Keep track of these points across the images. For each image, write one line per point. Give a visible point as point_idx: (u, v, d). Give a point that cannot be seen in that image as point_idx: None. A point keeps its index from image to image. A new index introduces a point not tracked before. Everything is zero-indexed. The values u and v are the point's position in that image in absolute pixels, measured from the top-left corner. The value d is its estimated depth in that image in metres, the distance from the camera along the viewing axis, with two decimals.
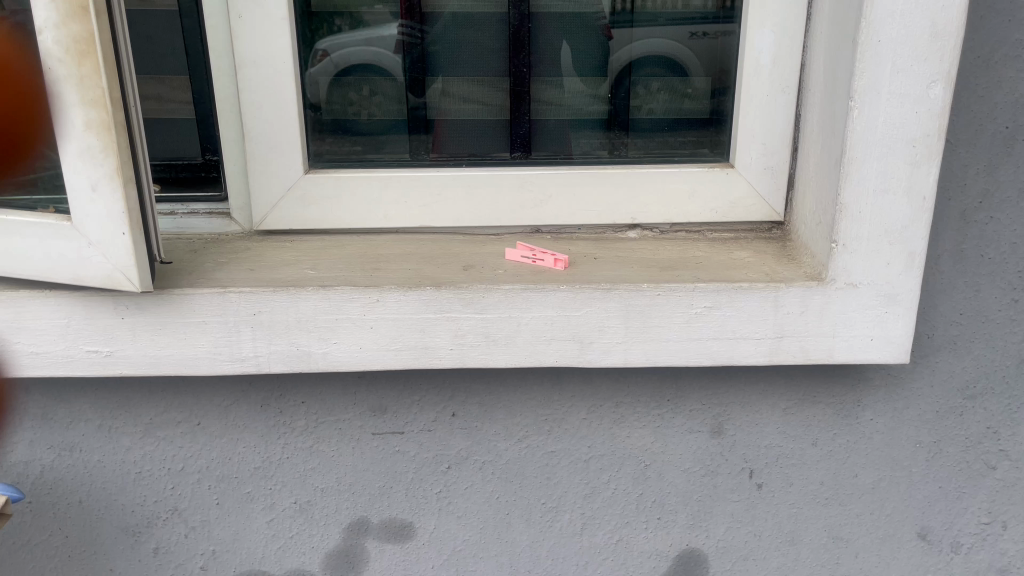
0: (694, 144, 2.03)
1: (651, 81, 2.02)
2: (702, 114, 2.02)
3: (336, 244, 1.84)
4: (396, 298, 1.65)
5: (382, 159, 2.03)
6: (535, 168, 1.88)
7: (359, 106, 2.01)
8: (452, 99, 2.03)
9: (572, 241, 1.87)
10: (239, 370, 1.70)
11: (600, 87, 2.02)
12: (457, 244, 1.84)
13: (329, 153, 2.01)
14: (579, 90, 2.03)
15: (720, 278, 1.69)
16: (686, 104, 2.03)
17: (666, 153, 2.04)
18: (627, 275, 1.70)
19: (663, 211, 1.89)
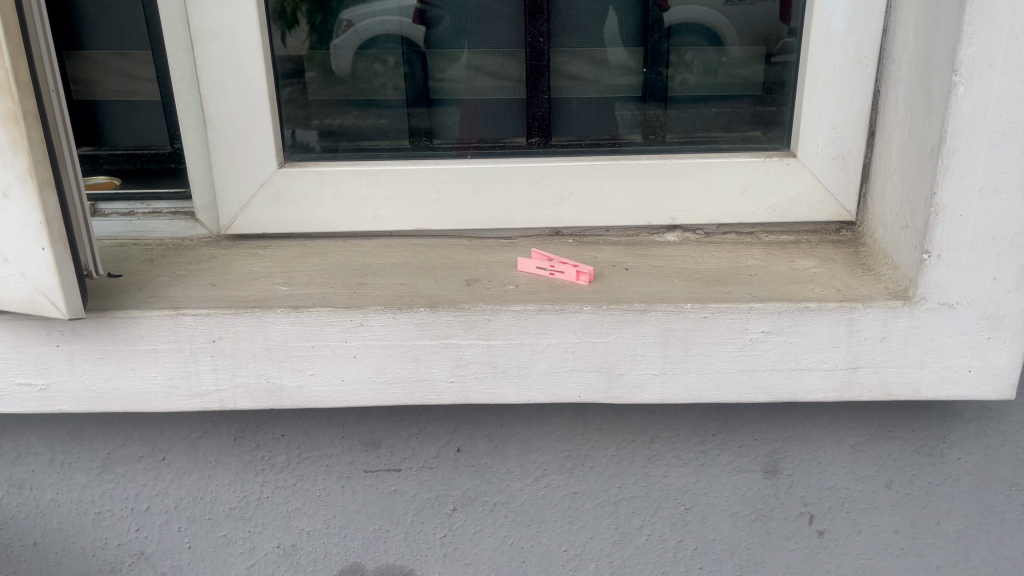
0: (744, 128, 1.71)
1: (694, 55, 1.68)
2: (756, 91, 1.69)
3: (317, 252, 1.55)
4: (384, 322, 1.36)
5: (376, 148, 1.73)
6: (555, 159, 1.57)
7: (349, 86, 1.71)
8: (459, 76, 1.71)
9: (598, 246, 1.56)
10: (200, 406, 1.42)
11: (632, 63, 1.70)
12: (461, 251, 1.55)
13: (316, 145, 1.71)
14: (610, 63, 1.70)
15: (781, 296, 1.37)
16: (736, 78, 1.69)
17: (712, 138, 1.72)
18: (665, 291, 1.40)
19: (709, 211, 1.56)
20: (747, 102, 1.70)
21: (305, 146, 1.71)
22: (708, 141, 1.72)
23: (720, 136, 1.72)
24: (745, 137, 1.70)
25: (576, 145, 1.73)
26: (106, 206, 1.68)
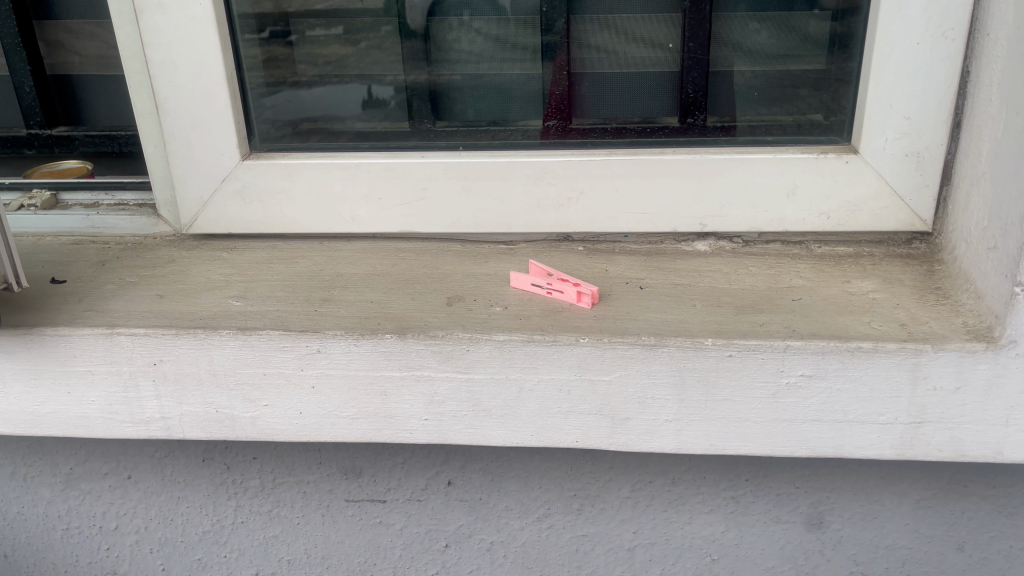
0: (804, 113, 1.41)
1: (742, 23, 1.38)
2: (818, 66, 1.38)
3: (287, 256, 1.35)
4: (344, 349, 1.15)
5: (371, 134, 1.49)
6: (562, 150, 1.32)
7: (344, 61, 1.47)
8: (460, 49, 1.45)
9: (614, 256, 1.31)
10: (145, 435, 1.25)
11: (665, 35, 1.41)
12: (449, 259, 1.32)
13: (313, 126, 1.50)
14: (640, 35, 1.41)
15: (827, 332, 1.11)
16: (799, 51, 1.39)
17: (765, 126, 1.43)
18: (683, 320, 1.15)
19: (749, 217, 1.29)
20: (811, 81, 1.40)
21: (384, 102, 1.50)
22: (761, 128, 1.43)
23: (774, 122, 1.43)
24: (802, 123, 1.41)
25: (598, 133, 1.46)
26: (69, 195, 1.51)
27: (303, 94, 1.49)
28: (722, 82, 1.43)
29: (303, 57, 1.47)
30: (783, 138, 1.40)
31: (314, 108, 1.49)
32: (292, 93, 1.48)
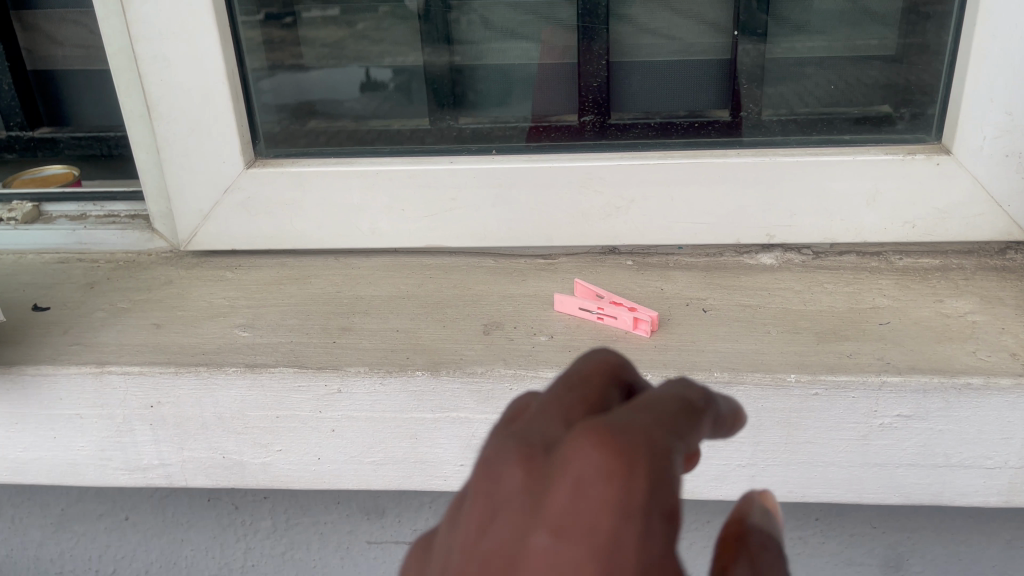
0: (906, 107, 1.14)
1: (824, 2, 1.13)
2: (922, 50, 1.11)
3: (298, 276, 1.20)
4: (369, 389, 1.01)
5: (372, 134, 1.26)
6: (609, 153, 1.16)
7: (341, 44, 1.23)
8: (479, 35, 1.21)
9: (668, 273, 1.16)
10: (143, 483, 1.10)
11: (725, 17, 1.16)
12: (482, 277, 1.17)
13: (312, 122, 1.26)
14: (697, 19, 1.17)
15: (927, 366, 0.96)
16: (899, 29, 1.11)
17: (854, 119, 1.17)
18: (758, 352, 1.00)
19: (823, 227, 1.14)
20: (912, 66, 1.12)
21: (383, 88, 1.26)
22: (847, 125, 1.17)
23: (864, 117, 1.16)
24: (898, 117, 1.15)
25: (642, 132, 1.21)
26: (53, 206, 1.35)
27: (292, 82, 1.24)
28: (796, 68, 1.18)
29: (289, 42, 1.22)
30: (872, 136, 1.15)
31: (303, 97, 1.25)
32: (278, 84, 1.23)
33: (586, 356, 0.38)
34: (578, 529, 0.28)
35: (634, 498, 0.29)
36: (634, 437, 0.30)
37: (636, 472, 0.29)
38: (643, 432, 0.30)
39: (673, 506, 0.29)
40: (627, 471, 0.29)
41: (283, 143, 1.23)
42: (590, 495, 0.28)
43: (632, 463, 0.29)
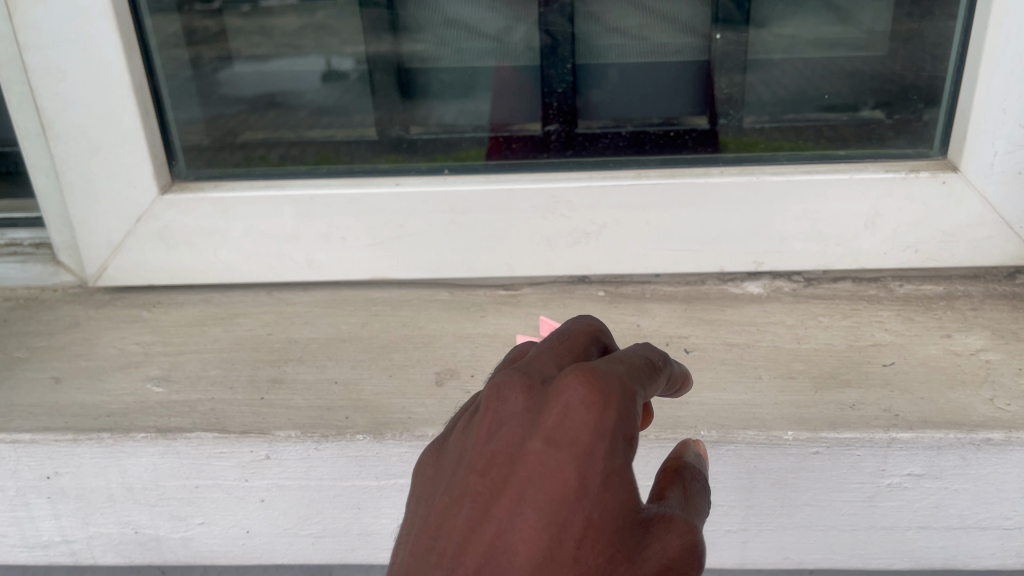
0: (893, 98, 1.01)
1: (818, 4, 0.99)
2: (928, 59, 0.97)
3: (226, 315, 1.05)
4: (302, 455, 0.87)
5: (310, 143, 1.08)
6: (576, 172, 1.03)
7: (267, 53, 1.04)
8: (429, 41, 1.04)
9: (644, 306, 1.04)
10: (44, 561, 0.95)
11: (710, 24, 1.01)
12: (436, 313, 1.04)
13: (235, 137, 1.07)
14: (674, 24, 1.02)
15: (941, 418, 0.84)
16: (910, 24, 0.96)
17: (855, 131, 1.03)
18: (749, 403, 0.87)
19: (815, 253, 1.03)
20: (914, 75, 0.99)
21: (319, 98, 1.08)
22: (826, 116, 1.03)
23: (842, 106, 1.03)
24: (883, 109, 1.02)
25: (613, 144, 1.06)
26: None
27: (215, 85, 1.05)
28: (791, 67, 1.02)
29: (209, 39, 1.03)
30: (866, 143, 1.02)
31: (225, 100, 1.07)
32: (197, 90, 1.05)
33: (576, 319, 0.56)
34: (566, 437, 0.42)
35: (607, 422, 0.43)
36: (612, 379, 0.45)
37: (610, 413, 0.43)
38: (618, 380, 0.46)
39: (632, 432, 0.44)
40: (606, 400, 0.43)
41: (205, 161, 1.07)
42: (576, 420, 0.43)
43: (608, 396, 0.44)
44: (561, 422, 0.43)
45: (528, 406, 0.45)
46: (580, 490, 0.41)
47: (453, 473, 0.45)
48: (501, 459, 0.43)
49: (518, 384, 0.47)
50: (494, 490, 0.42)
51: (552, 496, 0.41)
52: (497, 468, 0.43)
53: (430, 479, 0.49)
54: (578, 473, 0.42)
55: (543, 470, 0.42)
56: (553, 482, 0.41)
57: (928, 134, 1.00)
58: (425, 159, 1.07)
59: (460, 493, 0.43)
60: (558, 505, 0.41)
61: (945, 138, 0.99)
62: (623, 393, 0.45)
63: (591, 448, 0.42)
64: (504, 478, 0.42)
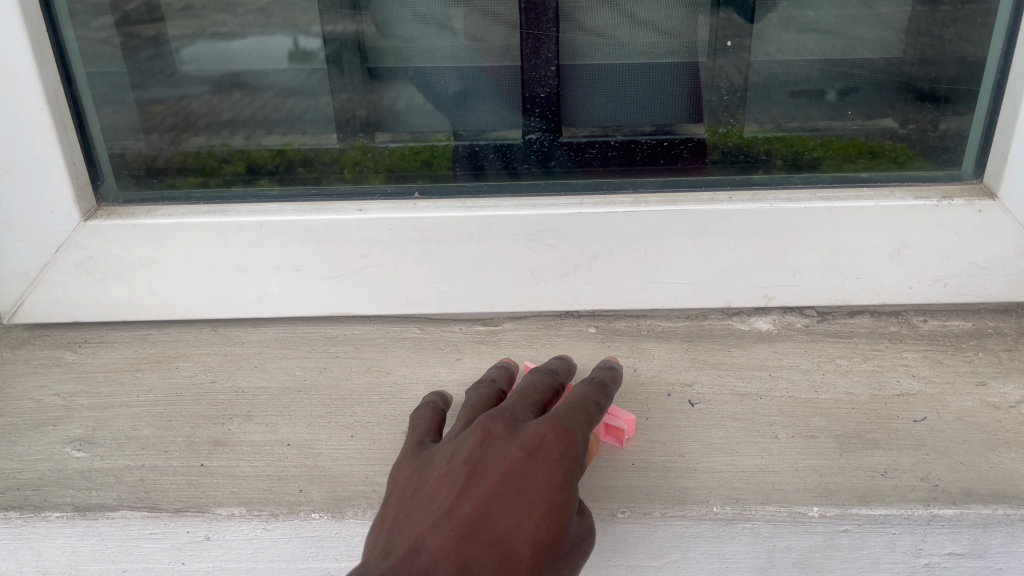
0: (864, 82, 0.90)
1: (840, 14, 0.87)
2: (964, 75, 0.85)
3: (164, 358, 0.92)
4: (249, 536, 0.74)
5: (260, 150, 0.94)
6: (564, 195, 0.90)
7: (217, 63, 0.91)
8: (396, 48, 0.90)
9: (642, 347, 0.92)
10: None
11: (716, 35, 0.89)
12: (405, 355, 0.92)
13: (177, 144, 0.93)
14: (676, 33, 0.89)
15: (986, 490, 0.73)
16: (946, 30, 0.85)
17: (880, 144, 0.91)
18: (767, 470, 0.76)
19: (830, 285, 0.92)
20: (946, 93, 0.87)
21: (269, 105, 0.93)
22: (793, 103, 0.92)
23: (831, 101, 0.91)
24: (847, 96, 0.91)
25: (602, 155, 0.93)
26: None
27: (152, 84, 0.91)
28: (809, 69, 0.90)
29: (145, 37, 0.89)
30: (890, 160, 0.91)
31: (169, 96, 0.92)
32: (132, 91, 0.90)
33: (542, 377, 0.76)
34: (541, 453, 0.63)
35: (570, 451, 0.64)
36: (572, 428, 0.66)
37: (572, 448, 0.64)
38: (578, 423, 0.67)
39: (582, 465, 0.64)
40: (569, 439, 0.65)
41: (156, 167, 0.93)
42: (551, 445, 0.64)
43: (570, 438, 0.65)
44: (540, 439, 0.64)
45: (510, 431, 0.66)
46: (550, 482, 0.62)
47: (449, 459, 0.65)
48: (493, 453, 0.64)
49: (501, 418, 0.67)
50: (489, 464, 0.63)
51: (529, 487, 0.61)
52: (489, 463, 0.64)
53: (421, 466, 0.67)
54: (553, 471, 0.62)
55: (525, 469, 0.62)
56: (535, 472, 0.62)
57: (960, 152, 0.88)
58: (397, 148, 0.93)
59: (462, 470, 0.63)
60: (537, 484, 0.61)
61: (980, 157, 0.87)
62: (581, 439, 0.66)
63: (558, 462, 0.63)
64: (494, 469, 0.63)
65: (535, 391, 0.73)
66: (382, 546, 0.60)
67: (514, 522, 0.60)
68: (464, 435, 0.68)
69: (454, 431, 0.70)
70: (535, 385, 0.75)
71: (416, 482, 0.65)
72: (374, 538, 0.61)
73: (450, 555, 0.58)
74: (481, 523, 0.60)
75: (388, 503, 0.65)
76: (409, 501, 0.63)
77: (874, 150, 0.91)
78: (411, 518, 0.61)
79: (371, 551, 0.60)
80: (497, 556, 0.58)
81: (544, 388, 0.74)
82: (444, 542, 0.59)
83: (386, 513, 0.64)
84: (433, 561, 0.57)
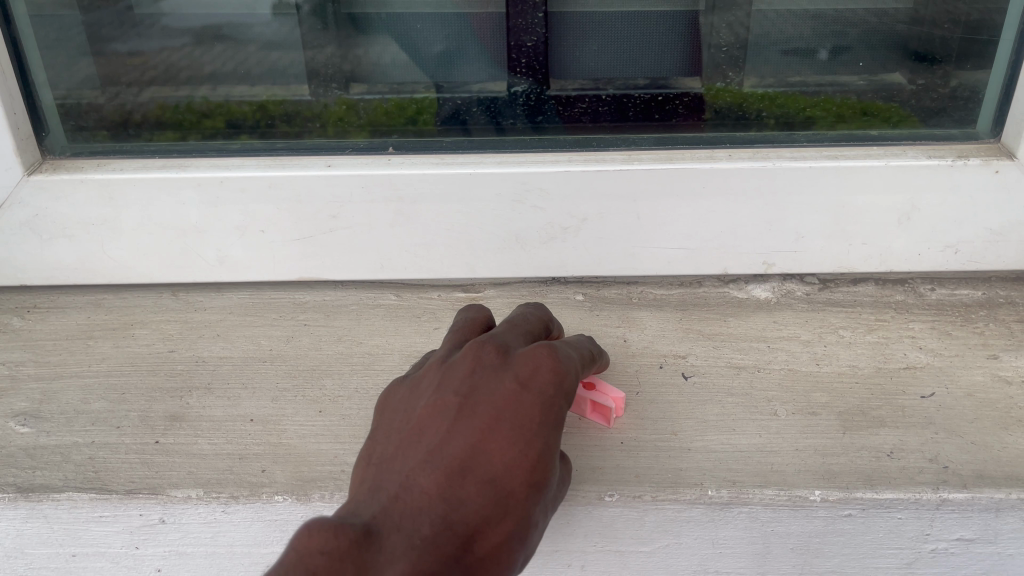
0: (855, 41, 0.82)
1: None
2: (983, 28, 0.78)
3: (120, 325, 0.86)
4: (207, 520, 0.68)
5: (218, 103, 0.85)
6: (551, 153, 0.84)
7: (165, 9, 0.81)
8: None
9: (632, 316, 0.86)
10: None
11: None
12: (379, 323, 0.86)
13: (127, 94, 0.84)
14: None
15: (999, 473, 0.68)
16: None
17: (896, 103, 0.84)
18: (766, 450, 0.71)
19: (833, 251, 0.87)
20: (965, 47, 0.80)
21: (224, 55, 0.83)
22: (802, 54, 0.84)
23: (838, 51, 0.83)
24: (850, 52, 0.83)
25: (593, 110, 0.86)
26: None
27: (109, 35, 0.81)
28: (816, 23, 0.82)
29: None
30: (902, 117, 0.84)
31: (135, 46, 0.83)
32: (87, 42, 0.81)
33: (534, 309, 0.71)
34: (536, 385, 0.57)
35: (564, 385, 0.58)
36: (566, 358, 0.60)
37: (566, 381, 0.58)
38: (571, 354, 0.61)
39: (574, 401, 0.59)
40: (564, 371, 0.59)
41: (133, 121, 0.85)
42: (546, 375, 0.58)
43: (565, 371, 0.59)
44: (535, 368, 0.58)
45: (503, 358, 0.59)
46: (544, 419, 0.56)
47: (439, 386, 0.59)
48: (486, 382, 0.57)
49: (493, 342, 0.60)
50: (481, 396, 0.57)
51: (523, 424, 0.55)
52: (481, 393, 0.57)
53: (410, 391, 0.61)
54: (548, 407, 0.56)
55: (518, 403, 0.56)
56: (530, 407, 0.56)
57: (975, 109, 0.82)
58: (377, 102, 0.86)
59: (452, 400, 0.57)
60: (531, 420, 0.56)
61: (998, 114, 0.80)
62: (574, 372, 0.60)
63: (553, 398, 0.57)
64: (486, 400, 0.57)
65: (525, 320, 0.67)
66: (370, 483, 0.55)
67: (508, 460, 0.55)
68: (454, 359, 0.61)
69: (441, 352, 0.63)
70: (528, 315, 0.69)
71: (405, 411, 0.59)
72: (361, 473, 0.56)
73: (440, 496, 0.53)
74: (474, 459, 0.55)
75: (375, 433, 0.59)
76: (398, 432, 0.58)
77: (868, 108, 0.84)
78: (400, 453, 0.56)
79: (359, 486, 0.55)
80: (491, 497, 0.54)
81: (535, 319, 0.68)
82: (435, 480, 0.54)
83: (373, 444, 0.58)
84: (423, 503, 0.53)
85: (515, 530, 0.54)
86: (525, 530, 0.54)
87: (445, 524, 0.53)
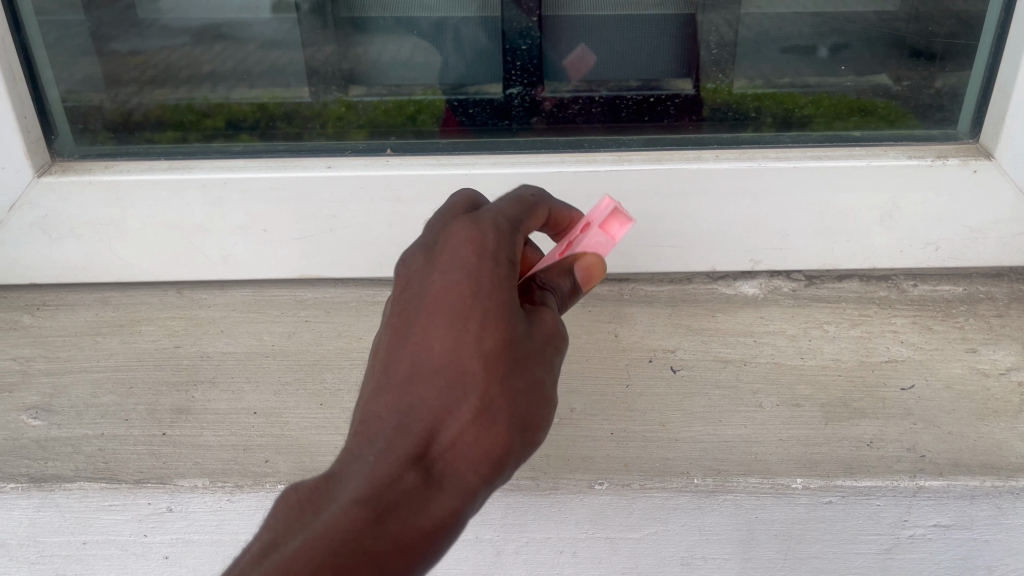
0: (854, 39, 0.84)
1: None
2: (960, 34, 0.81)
3: (127, 322, 0.88)
4: (212, 509, 0.71)
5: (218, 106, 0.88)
6: (544, 154, 0.87)
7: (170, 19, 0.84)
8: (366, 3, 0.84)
9: (623, 312, 0.89)
10: None
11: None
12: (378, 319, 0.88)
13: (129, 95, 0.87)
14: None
15: (974, 461, 0.71)
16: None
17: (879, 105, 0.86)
18: (750, 441, 0.74)
19: (817, 248, 0.89)
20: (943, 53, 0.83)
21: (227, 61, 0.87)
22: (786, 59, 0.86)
23: (821, 58, 0.86)
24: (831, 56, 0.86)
25: (586, 112, 0.89)
26: None
27: (115, 38, 0.84)
28: (800, 24, 0.84)
29: None
30: (885, 118, 0.86)
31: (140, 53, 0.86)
32: (94, 50, 0.84)
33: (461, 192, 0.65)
34: (456, 262, 0.54)
35: (490, 247, 0.54)
36: (488, 223, 0.56)
37: (490, 244, 0.54)
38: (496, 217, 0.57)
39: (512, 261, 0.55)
40: (488, 238, 0.55)
41: (135, 121, 0.88)
42: (466, 248, 0.54)
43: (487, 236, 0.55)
44: (452, 252, 0.54)
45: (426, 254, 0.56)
46: (475, 292, 0.53)
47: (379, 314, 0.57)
48: (411, 282, 0.55)
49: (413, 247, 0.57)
50: (407, 296, 0.54)
51: (453, 304, 0.52)
52: (409, 293, 0.54)
53: None
54: (475, 278, 0.53)
55: (442, 287, 0.53)
56: (457, 286, 0.53)
57: (956, 110, 0.85)
58: (376, 103, 0.88)
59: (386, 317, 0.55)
60: (460, 297, 0.52)
61: (977, 116, 0.83)
62: (501, 234, 0.56)
63: (477, 266, 0.53)
64: (415, 296, 0.54)
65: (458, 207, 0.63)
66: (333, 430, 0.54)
67: (443, 344, 0.52)
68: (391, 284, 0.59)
69: None
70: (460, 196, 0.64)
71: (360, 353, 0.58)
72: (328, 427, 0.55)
73: (393, 412, 0.51)
74: (416, 362, 0.52)
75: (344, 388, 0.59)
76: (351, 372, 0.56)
77: (866, 108, 0.87)
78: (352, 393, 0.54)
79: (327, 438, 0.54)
80: (443, 389, 0.51)
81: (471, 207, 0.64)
82: (384, 399, 0.52)
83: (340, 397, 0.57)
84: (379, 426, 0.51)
85: (483, 411, 0.51)
86: (494, 410, 0.52)
87: (403, 434, 0.50)
